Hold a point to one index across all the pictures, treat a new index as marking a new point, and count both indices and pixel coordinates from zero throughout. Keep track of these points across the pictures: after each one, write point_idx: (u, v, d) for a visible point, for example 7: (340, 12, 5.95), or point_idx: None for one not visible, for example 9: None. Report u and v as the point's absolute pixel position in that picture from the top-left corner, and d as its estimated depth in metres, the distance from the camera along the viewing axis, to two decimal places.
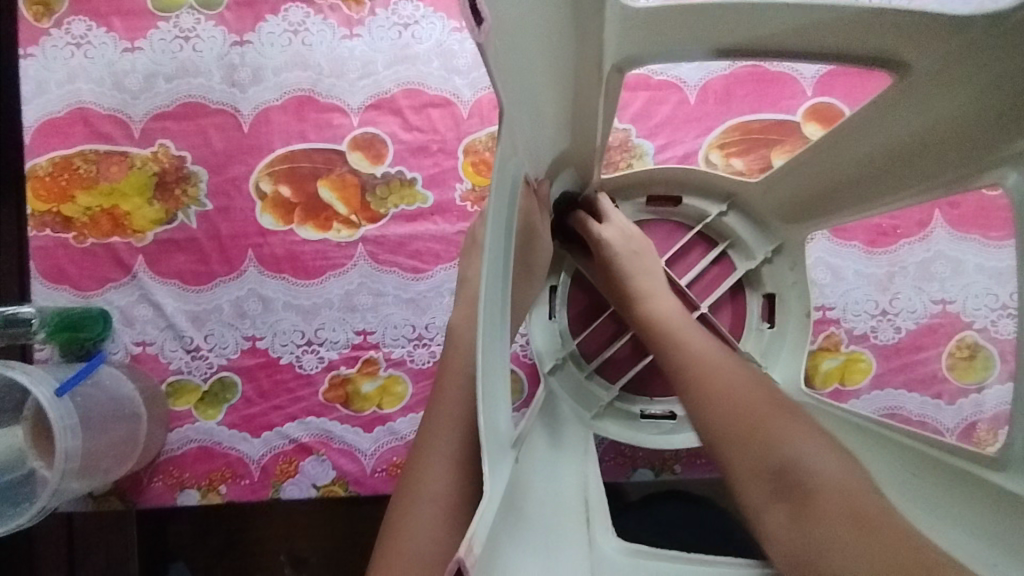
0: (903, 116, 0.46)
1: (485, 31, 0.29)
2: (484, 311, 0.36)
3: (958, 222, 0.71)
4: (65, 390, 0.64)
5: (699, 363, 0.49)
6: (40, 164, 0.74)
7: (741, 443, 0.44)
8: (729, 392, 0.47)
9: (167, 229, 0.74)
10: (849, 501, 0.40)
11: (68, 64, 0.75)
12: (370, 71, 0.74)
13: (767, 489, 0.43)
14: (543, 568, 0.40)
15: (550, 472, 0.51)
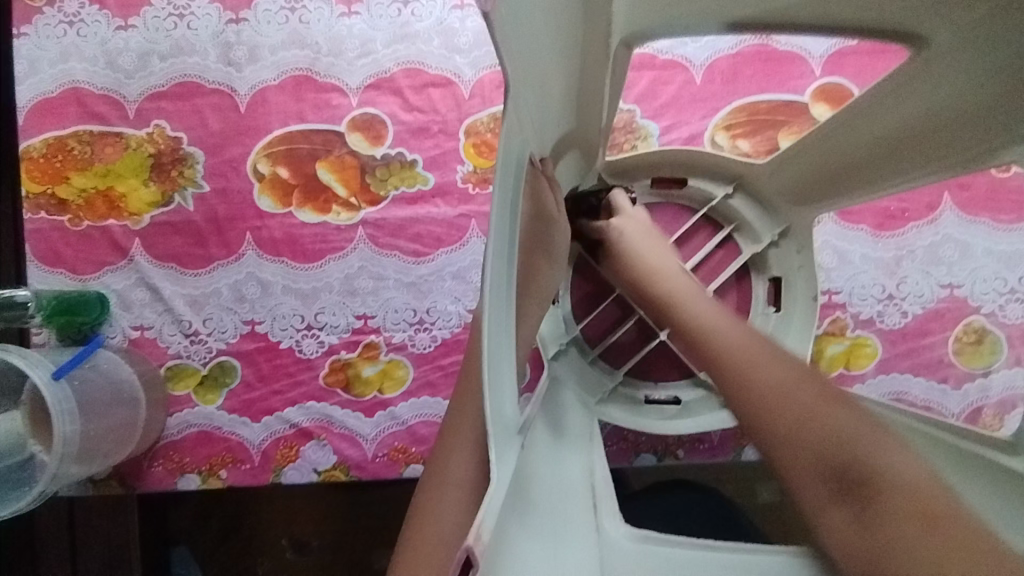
0: (918, 95, 0.45)
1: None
2: (490, 294, 0.35)
3: (968, 204, 0.70)
4: (62, 373, 0.63)
5: (735, 350, 0.50)
6: (34, 145, 0.73)
7: (793, 435, 0.45)
8: (772, 382, 0.47)
9: (164, 212, 0.73)
10: (910, 493, 0.41)
11: (60, 42, 0.74)
12: (369, 50, 0.73)
13: (828, 486, 0.44)
14: (548, 555, 0.40)
15: (557, 458, 0.51)
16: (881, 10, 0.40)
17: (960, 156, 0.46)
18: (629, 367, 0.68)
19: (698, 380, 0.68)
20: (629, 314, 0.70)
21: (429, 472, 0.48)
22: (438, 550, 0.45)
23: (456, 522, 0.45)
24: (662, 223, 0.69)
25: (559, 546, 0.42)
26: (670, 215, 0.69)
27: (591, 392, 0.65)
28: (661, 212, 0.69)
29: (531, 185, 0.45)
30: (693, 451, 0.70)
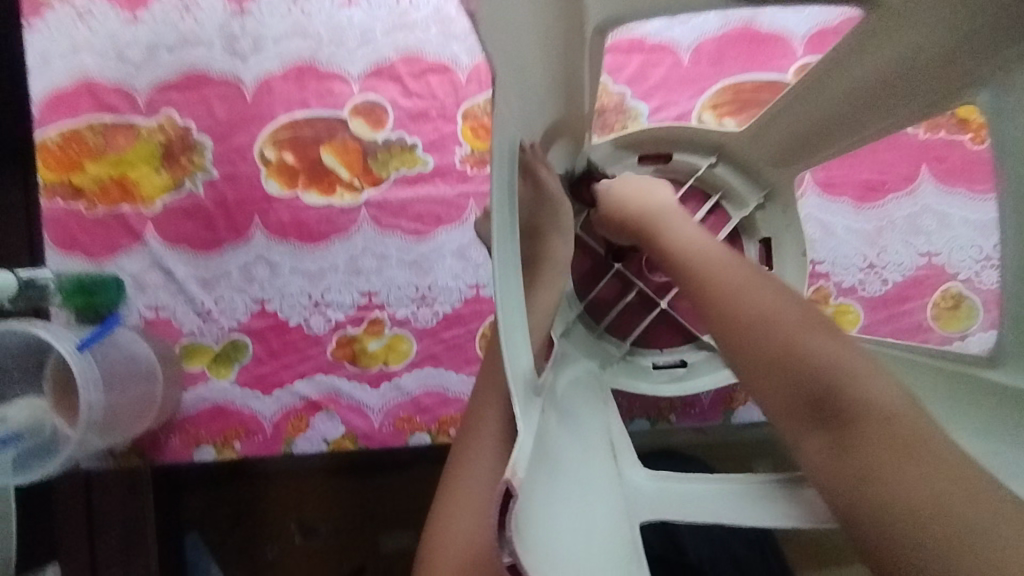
0: (879, 49, 0.48)
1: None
2: (498, 260, 0.38)
3: (944, 177, 0.73)
4: (86, 346, 0.65)
5: (720, 276, 0.48)
6: (49, 136, 0.76)
7: (762, 354, 0.43)
8: (754, 299, 0.46)
9: (175, 198, 0.76)
10: (926, 451, 0.36)
11: (72, 36, 0.77)
12: (370, 39, 0.76)
13: (805, 416, 0.41)
14: (583, 495, 0.42)
15: (581, 416, 0.54)
16: None
17: (919, 105, 0.49)
18: (634, 338, 0.72)
19: (701, 342, 0.71)
20: (628, 286, 0.73)
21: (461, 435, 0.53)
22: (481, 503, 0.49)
23: (490, 477, 0.50)
24: None
25: (595, 488, 0.45)
26: None
27: (602, 363, 0.68)
28: None
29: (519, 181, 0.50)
30: (685, 415, 0.74)
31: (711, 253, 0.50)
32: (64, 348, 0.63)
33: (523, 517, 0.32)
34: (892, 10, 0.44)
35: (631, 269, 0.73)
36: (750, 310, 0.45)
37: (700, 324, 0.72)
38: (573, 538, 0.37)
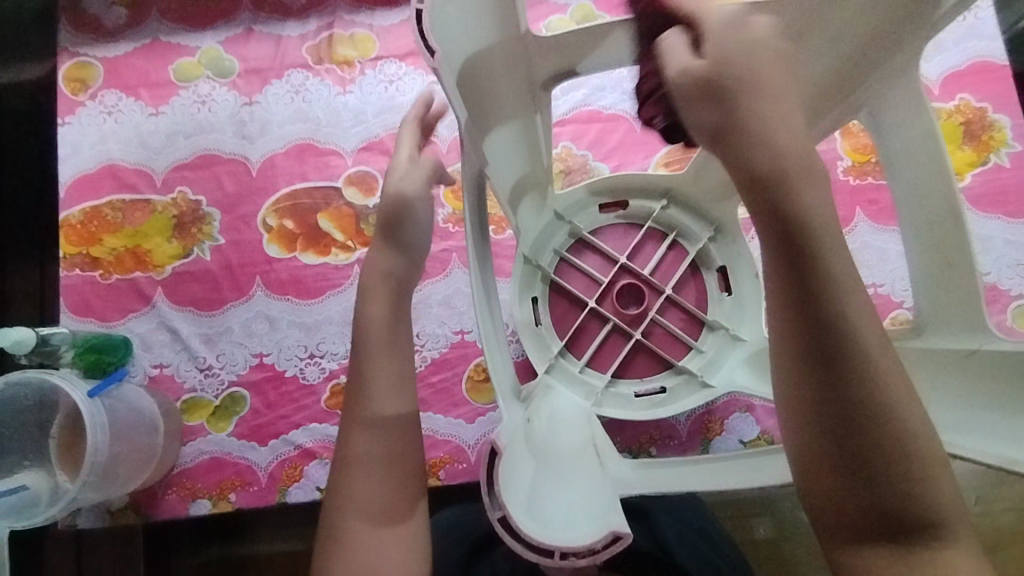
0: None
1: (436, 59, 0.41)
2: (475, 288, 0.50)
3: (878, 216, 0.81)
4: (96, 392, 0.72)
5: (861, 342, 0.36)
6: (73, 214, 0.85)
7: (867, 440, 0.37)
8: (890, 387, 0.37)
9: (184, 263, 0.83)
10: (974, 569, 0.37)
11: (101, 128, 0.88)
12: (362, 120, 0.87)
13: (877, 530, 0.38)
14: (569, 459, 0.52)
15: (566, 420, 0.61)
16: None
17: (824, 121, 0.59)
18: (614, 370, 0.75)
19: (678, 367, 0.75)
20: (603, 323, 0.77)
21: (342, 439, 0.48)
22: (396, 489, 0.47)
23: (380, 458, 0.47)
24: (613, 241, 0.78)
25: (583, 465, 0.51)
26: (620, 233, 0.79)
27: (586, 394, 0.73)
28: (612, 232, 0.79)
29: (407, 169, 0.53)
30: (665, 447, 0.77)
31: (858, 308, 0.37)
32: (77, 395, 0.69)
33: (506, 479, 0.41)
34: None
35: (605, 308, 0.77)
36: (872, 375, 0.36)
37: (672, 350, 0.77)
38: (562, 503, 0.44)
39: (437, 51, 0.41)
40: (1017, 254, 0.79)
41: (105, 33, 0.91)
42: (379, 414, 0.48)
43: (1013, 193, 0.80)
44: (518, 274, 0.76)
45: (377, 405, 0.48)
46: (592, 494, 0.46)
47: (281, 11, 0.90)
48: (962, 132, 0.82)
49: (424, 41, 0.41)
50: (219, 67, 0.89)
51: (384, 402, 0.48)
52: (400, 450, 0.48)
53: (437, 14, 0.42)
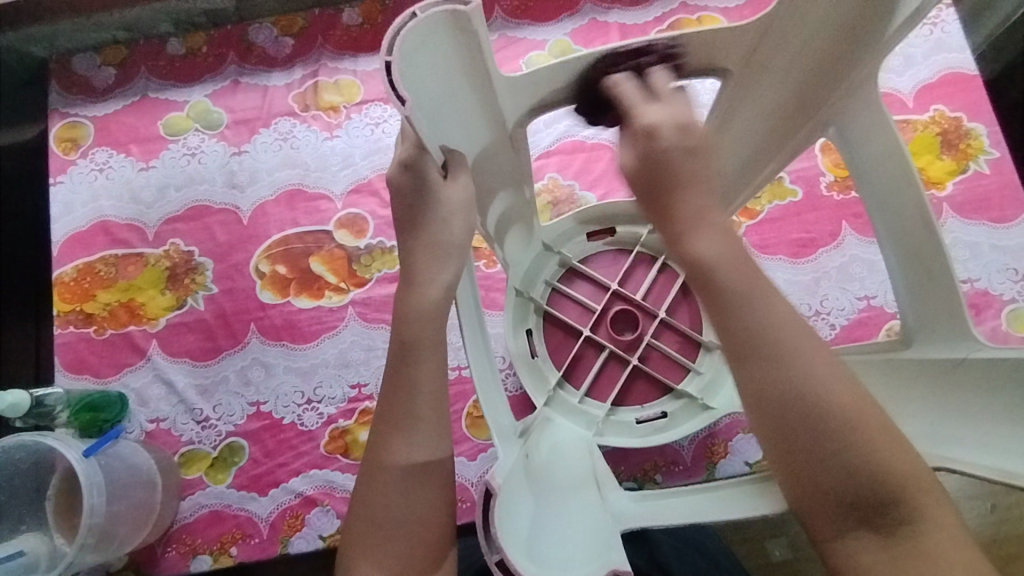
0: (734, 116, 0.58)
1: (408, 108, 0.41)
2: (466, 332, 0.52)
3: (864, 229, 0.82)
4: (92, 451, 0.70)
5: (773, 333, 0.37)
6: (66, 271, 0.85)
7: (806, 428, 0.37)
8: (820, 372, 0.37)
9: (178, 314, 0.83)
10: (952, 541, 0.36)
11: (92, 185, 0.89)
12: (350, 163, 0.88)
13: (855, 519, 0.37)
14: (569, 499, 0.52)
15: (565, 453, 0.62)
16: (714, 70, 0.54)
17: (797, 137, 0.60)
18: (613, 398, 0.75)
19: (678, 392, 0.75)
20: (600, 350, 0.77)
21: (372, 472, 0.46)
22: (419, 533, 0.45)
23: (401, 502, 0.45)
24: (605, 267, 0.79)
25: (582, 502, 0.52)
26: (609, 260, 0.79)
27: (586, 425, 0.72)
28: (602, 260, 0.79)
29: (403, 184, 0.49)
30: (670, 474, 0.76)
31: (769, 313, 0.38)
32: (71, 455, 0.68)
33: (502, 519, 0.41)
34: (737, 78, 0.55)
35: (600, 335, 0.77)
36: (788, 365, 0.37)
37: (671, 375, 0.76)
38: (560, 543, 0.44)
39: (407, 99, 0.41)
40: (1005, 258, 0.79)
41: (94, 93, 0.93)
42: (407, 457, 0.46)
43: (995, 198, 0.81)
44: (511, 307, 0.76)
45: (413, 442, 0.46)
46: (589, 533, 0.46)
47: (266, 62, 0.92)
48: (939, 142, 0.84)
49: (393, 88, 0.41)
50: (207, 119, 0.90)
51: (420, 440, 0.46)
52: (427, 493, 0.46)
53: (407, 63, 0.42)
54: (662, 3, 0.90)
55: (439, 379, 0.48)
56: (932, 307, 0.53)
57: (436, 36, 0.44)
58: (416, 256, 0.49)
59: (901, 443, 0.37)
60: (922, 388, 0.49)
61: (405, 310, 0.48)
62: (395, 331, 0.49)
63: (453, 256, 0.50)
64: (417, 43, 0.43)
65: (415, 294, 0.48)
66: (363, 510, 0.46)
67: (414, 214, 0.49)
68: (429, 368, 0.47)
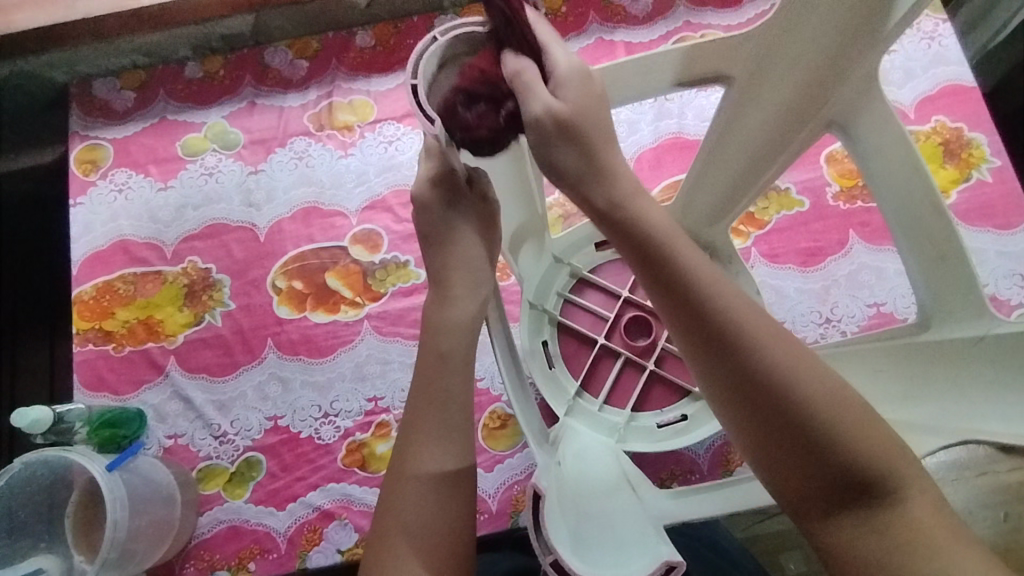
0: (737, 124, 0.60)
1: (435, 128, 0.44)
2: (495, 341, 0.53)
3: (871, 237, 0.83)
4: (114, 466, 0.71)
5: (720, 319, 0.40)
6: (86, 290, 0.87)
7: (760, 412, 0.39)
8: (769, 355, 0.39)
9: (196, 330, 0.84)
10: (931, 509, 0.36)
11: (112, 206, 0.90)
12: (364, 180, 0.90)
13: (832, 499, 0.37)
14: (605, 501, 0.53)
15: (593, 457, 0.63)
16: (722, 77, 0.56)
17: (798, 143, 0.62)
18: (632, 404, 0.76)
19: (695, 394, 0.75)
20: (615, 359, 0.78)
21: (400, 481, 0.47)
22: (448, 542, 0.45)
23: (431, 509, 0.46)
24: (616, 277, 0.80)
25: (617, 501, 0.53)
26: (620, 270, 0.80)
27: (609, 432, 0.73)
28: (613, 270, 0.80)
29: (429, 199, 0.49)
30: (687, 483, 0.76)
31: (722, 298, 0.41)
32: (96, 470, 0.69)
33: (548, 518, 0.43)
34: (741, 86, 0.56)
35: (615, 342, 0.78)
36: (738, 349, 0.39)
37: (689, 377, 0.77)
38: (605, 540, 0.46)
39: (435, 118, 0.44)
40: (1012, 264, 0.81)
41: (114, 116, 0.95)
42: (436, 463, 0.47)
43: (999, 206, 0.83)
44: (527, 318, 0.77)
45: (445, 451, 0.47)
46: (630, 529, 0.48)
47: (282, 84, 0.95)
48: (942, 151, 0.85)
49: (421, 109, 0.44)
50: (224, 140, 0.92)
51: (452, 449, 0.47)
52: (455, 500, 0.46)
53: (429, 84, 0.45)
54: (666, 22, 0.93)
55: (468, 388, 0.49)
56: (948, 295, 0.55)
57: (458, 56, 0.46)
58: (449, 266, 0.50)
59: (864, 414, 0.38)
60: (946, 373, 0.53)
61: (435, 323, 0.50)
62: (426, 343, 0.50)
63: (484, 273, 0.51)
64: (439, 67, 0.45)
65: (449, 307, 0.50)
66: (392, 520, 0.45)
67: (443, 228, 0.50)
68: (460, 377, 0.49)
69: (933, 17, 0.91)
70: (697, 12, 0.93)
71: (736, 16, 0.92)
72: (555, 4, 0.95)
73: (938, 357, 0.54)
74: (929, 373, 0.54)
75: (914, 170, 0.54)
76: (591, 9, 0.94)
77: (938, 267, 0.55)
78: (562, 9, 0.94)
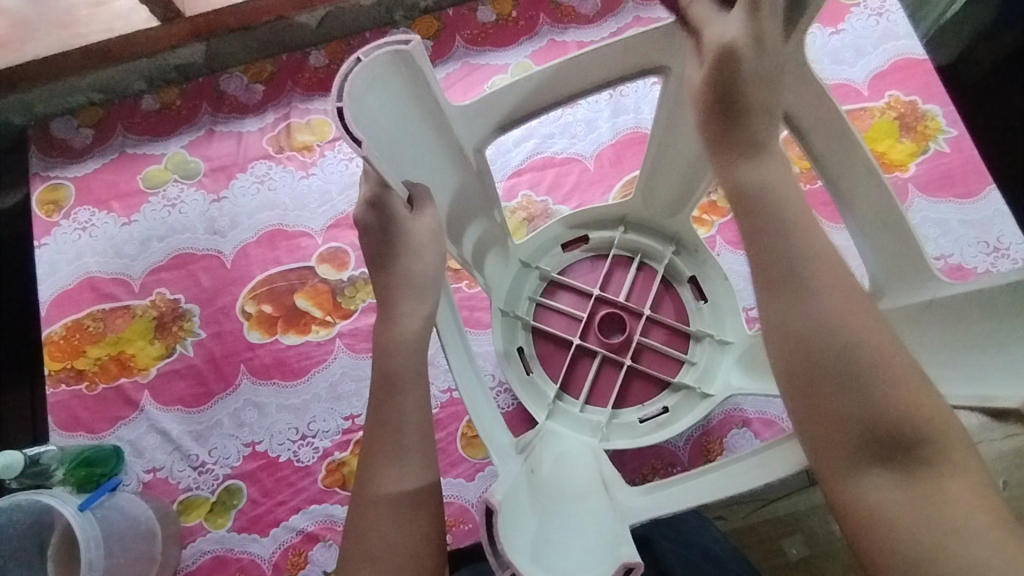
0: (678, 115, 0.61)
1: (364, 147, 0.42)
2: (456, 358, 0.52)
3: (834, 216, 0.83)
4: (85, 505, 0.71)
5: (800, 250, 0.38)
6: (55, 330, 0.86)
7: (813, 355, 0.36)
8: (833, 295, 0.37)
9: (168, 362, 0.84)
10: (975, 491, 0.33)
11: (76, 244, 0.90)
12: (328, 199, 0.89)
13: (872, 455, 0.35)
14: (583, 511, 0.52)
15: (570, 463, 0.62)
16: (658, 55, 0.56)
17: None
18: (614, 401, 0.75)
19: (675, 385, 0.75)
20: (593, 358, 0.77)
21: (362, 506, 0.46)
22: (412, 565, 0.44)
23: (393, 535, 0.45)
24: (584, 275, 0.80)
25: (593, 509, 0.52)
26: (587, 267, 0.80)
27: (592, 433, 0.73)
28: (580, 269, 0.80)
29: (371, 223, 0.50)
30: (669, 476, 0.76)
31: (806, 237, 0.39)
32: (68, 510, 0.69)
33: (508, 533, 0.42)
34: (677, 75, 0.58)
35: (590, 341, 0.78)
36: (811, 281, 0.37)
37: (667, 368, 0.77)
38: (569, 549, 0.45)
39: (364, 141, 0.42)
40: (976, 232, 0.81)
41: (73, 154, 0.95)
42: (395, 487, 0.46)
43: (958, 174, 0.83)
44: (499, 326, 0.76)
45: (403, 471, 0.46)
46: (597, 538, 0.47)
47: (239, 109, 0.95)
48: (898, 125, 0.86)
49: (348, 133, 0.42)
50: (185, 170, 0.92)
51: (410, 469, 0.46)
52: (417, 526, 0.46)
53: (355, 107, 0.44)
54: (616, 19, 0.93)
55: (423, 411, 0.49)
56: (897, 258, 0.56)
57: (380, 78, 0.46)
58: (393, 290, 0.50)
59: (928, 386, 0.35)
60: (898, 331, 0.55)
61: (386, 345, 0.49)
62: (377, 366, 0.50)
63: (429, 289, 0.50)
64: (362, 90, 0.44)
65: (395, 326, 0.49)
66: (358, 548, 0.45)
67: (386, 249, 0.51)
68: (413, 400, 0.48)
69: None
70: (646, 7, 0.93)
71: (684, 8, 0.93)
72: (506, 10, 0.95)
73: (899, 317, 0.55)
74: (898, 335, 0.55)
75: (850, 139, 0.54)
76: (541, 12, 0.94)
77: (887, 234, 0.56)
78: (513, 13, 0.95)
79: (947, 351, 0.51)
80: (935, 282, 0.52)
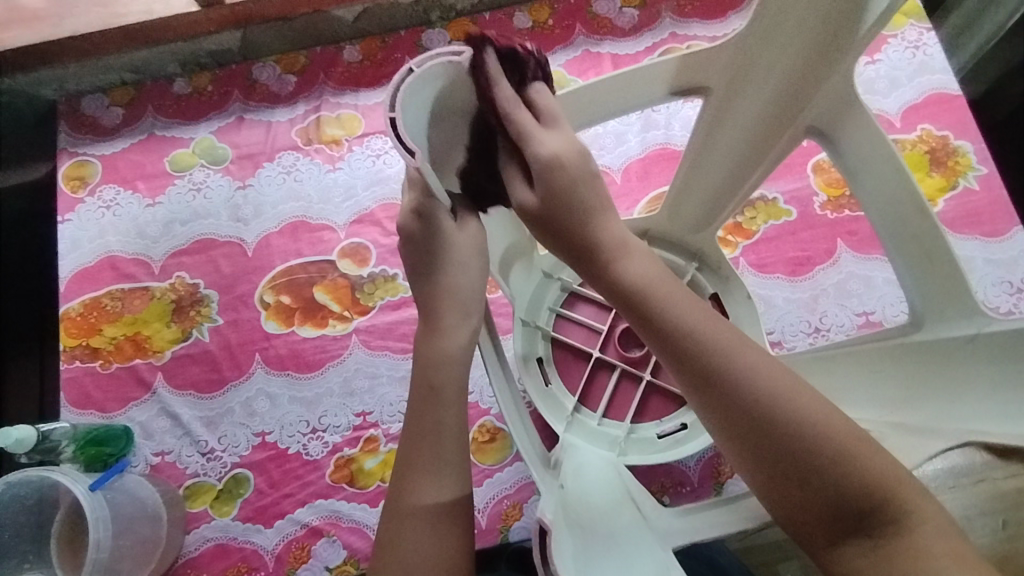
0: (716, 134, 0.62)
1: (415, 158, 0.44)
2: (493, 367, 0.53)
3: (859, 246, 0.83)
4: (97, 486, 0.71)
5: (706, 350, 0.41)
6: (73, 307, 0.87)
7: (753, 448, 0.40)
8: (752, 385, 0.40)
9: (184, 346, 0.84)
10: (946, 540, 0.36)
11: (99, 222, 0.90)
12: (353, 194, 0.89)
13: (841, 531, 0.38)
14: (612, 527, 0.52)
15: (597, 476, 0.62)
16: (709, 71, 0.56)
17: (774, 154, 0.63)
18: (631, 415, 0.75)
19: None
20: (611, 371, 0.77)
21: (397, 517, 0.46)
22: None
23: (428, 546, 0.45)
24: None
25: (626, 526, 0.52)
26: None
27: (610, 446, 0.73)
28: None
29: (415, 230, 0.50)
30: (678, 495, 0.76)
31: (718, 333, 0.42)
32: (79, 489, 0.69)
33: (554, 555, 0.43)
34: (721, 92, 0.57)
35: (609, 354, 0.77)
36: (724, 379, 0.41)
37: None
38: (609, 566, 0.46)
39: (415, 150, 0.45)
40: (1000, 271, 0.81)
41: (102, 132, 0.95)
42: (432, 499, 0.46)
43: (986, 214, 0.83)
44: (519, 334, 0.76)
45: (439, 483, 0.47)
46: (634, 556, 0.48)
47: (270, 99, 0.95)
48: (929, 159, 0.86)
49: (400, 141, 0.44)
50: (212, 155, 0.92)
51: (447, 481, 0.47)
52: (451, 538, 0.46)
53: (406, 115, 0.45)
54: (653, 34, 0.93)
55: (460, 423, 0.49)
56: (937, 289, 0.56)
57: (432, 89, 0.47)
58: (438, 301, 0.50)
59: (871, 445, 0.39)
60: (935, 369, 0.54)
61: (429, 355, 0.49)
62: (418, 374, 0.49)
63: (473, 301, 0.50)
64: (415, 98, 0.46)
65: (437, 340, 0.49)
66: (391, 557, 0.45)
67: (428, 261, 0.50)
68: (453, 412, 0.48)
69: (917, 26, 0.91)
70: (683, 23, 0.93)
71: (722, 27, 0.93)
72: (542, 17, 0.95)
73: (933, 352, 0.54)
74: (934, 373, 0.54)
75: (898, 170, 0.54)
76: (578, 22, 0.95)
77: (929, 267, 0.56)
78: (549, 21, 0.95)
79: (979, 389, 0.50)
80: (980, 317, 0.52)
